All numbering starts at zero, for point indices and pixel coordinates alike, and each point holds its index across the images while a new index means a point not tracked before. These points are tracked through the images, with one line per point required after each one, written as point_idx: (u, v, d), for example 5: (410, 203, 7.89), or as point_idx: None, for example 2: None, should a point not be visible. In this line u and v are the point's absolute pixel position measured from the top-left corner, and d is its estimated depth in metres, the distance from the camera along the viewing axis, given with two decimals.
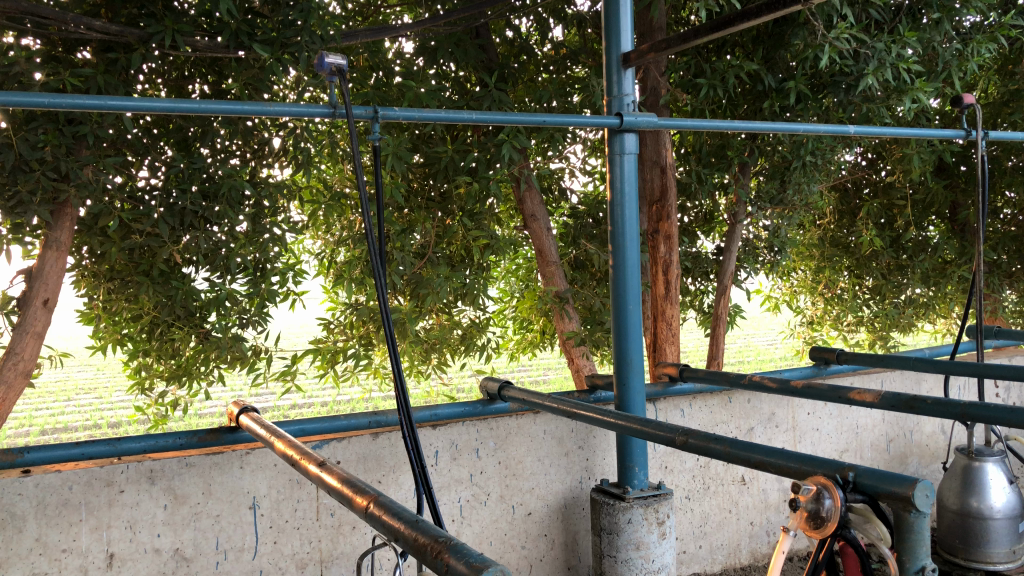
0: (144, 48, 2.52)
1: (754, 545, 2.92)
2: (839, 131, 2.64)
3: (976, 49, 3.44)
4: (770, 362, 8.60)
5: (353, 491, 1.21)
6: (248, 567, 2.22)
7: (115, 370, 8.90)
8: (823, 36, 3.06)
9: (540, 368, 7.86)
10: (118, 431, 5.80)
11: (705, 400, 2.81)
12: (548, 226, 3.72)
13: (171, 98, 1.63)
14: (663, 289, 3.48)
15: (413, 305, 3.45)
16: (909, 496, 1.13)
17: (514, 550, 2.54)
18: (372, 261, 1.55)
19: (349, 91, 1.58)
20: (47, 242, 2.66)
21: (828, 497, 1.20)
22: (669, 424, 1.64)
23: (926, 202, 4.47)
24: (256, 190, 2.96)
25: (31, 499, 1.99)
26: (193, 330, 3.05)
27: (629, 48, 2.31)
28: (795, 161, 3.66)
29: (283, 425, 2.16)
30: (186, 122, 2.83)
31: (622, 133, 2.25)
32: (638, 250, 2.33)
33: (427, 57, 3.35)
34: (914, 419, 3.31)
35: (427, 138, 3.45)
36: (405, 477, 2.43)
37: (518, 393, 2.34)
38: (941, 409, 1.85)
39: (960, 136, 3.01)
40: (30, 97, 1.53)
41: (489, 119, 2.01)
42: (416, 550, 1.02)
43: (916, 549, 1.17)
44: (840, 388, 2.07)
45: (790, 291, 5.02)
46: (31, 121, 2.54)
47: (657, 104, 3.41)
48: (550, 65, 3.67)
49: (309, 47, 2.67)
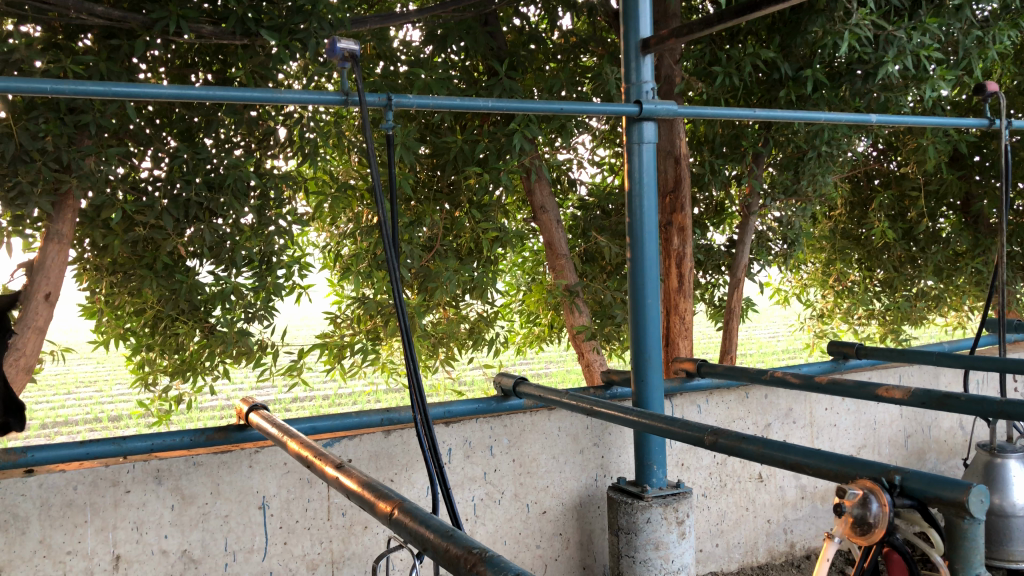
0: (148, 34, 2.46)
1: (770, 543, 2.87)
2: (861, 120, 2.57)
3: (996, 37, 3.37)
4: (773, 354, 8.56)
5: (375, 496, 1.15)
6: (257, 568, 2.16)
7: (115, 364, 8.94)
8: (844, 22, 2.98)
9: (542, 361, 7.82)
10: (118, 424, 5.77)
11: (722, 396, 2.76)
12: (557, 218, 3.65)
13: (179, 85, 1.57)
14: (677, 282, 3.43)
15: (421, 299, 3.38)
16: (963, 501, 1.07)
17: (528, 550, 2.49)
18: (387, 254, 1.49)
19: (362, 78, 1.53)
20: (48, 234, 2.59)
21: (875, 501, 1.13)
22: (697, 422, 1.56)
23: (939, 192, 4.41)
24: (262, 181, 2.88)
25: (34, 500, 1.93)
26: (197, 324, 2.99)
27: (648, 34, 2.24)
28: (811, 151, 3.60)
29: (294, 423, 2.10)
30: (189, 111, 2.76)
31: (641, 122, 2.18)
32: (657, 243, 2.27)
33: (435, 45, 3.27)
34: (932, 414, 3.26)
35: (435, 127, 3.39)
36: (418, 475, 2.37)
37: (534, 390, 2.28)
38: (975, 406, 1.79)
39: (984, 125, 2.92)
40: (32, 82, 1.46)
41: (504, 106, 1.94)
42: (448, 562, 0.95)
43: (969, 557, 1.09)
44: (868, 384, 2.00)
45: (800, 284, 4.93)
46: (32, 110, 2.47)
47: (671, 93, 3.32)
48: (558, 54, 3.57)
49: (317, 33, 2.60)
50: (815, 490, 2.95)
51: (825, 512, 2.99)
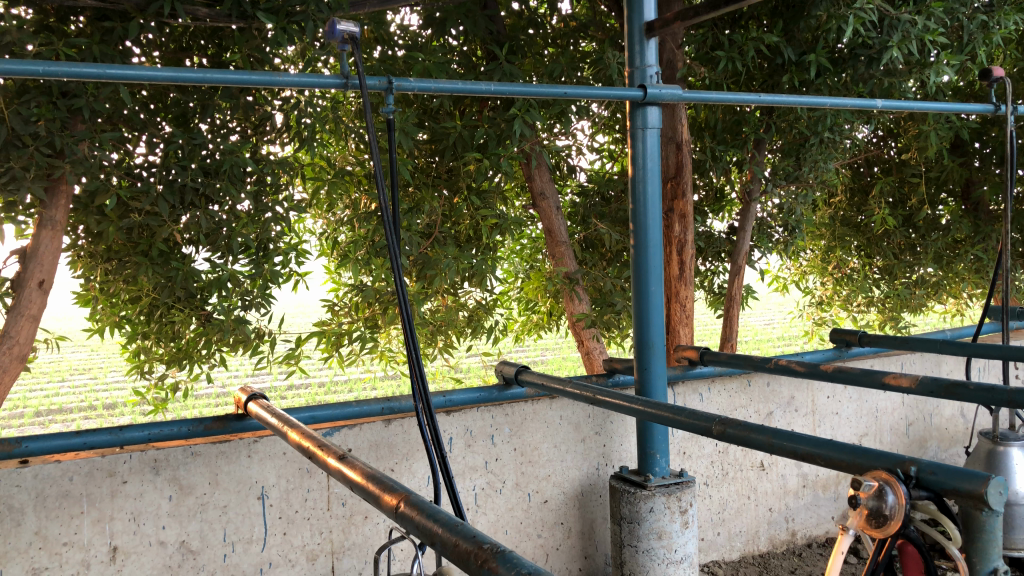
0: (141, 16, 2.41)
1: (771, 532, 2.86)
2: (865, 105, 2.53)
3: (1000, 22, 3.35)
4: (769, 342, 8.52)
5: (380, 488, 1.12)
6: (256, 559, 2.14)
7: (110, 353, 8.91)
8: (847, 7, 2.93)
9: (538, 349, 7.79)
10: (113, 412, 5.72)
11: (724, 384, 2.74)
12: (557, 205, 3.61)
13: (175, 68, 1.52)
14: (678, 270, 3.41)
15: (420, 287, 3.34)
16: (981, 493, 1.04)
17: (529, 540, 2.47)
18: (388, 241, 1.45)
19: (362, 60, 1.49)
20: (41, 220, 2.54)
21: (891, 493, 1.10)
22: (705, 411, 1.54)
23: (940, 178, 4.39)
24: (258, 166, 2.84)
25: (30, 491, 1.90)
26: (194, 312, 2.96)
27: (652, 17, 2.20)
28: (812, 137, 3.58)
29: (293, 412, 2.07)
30: (184, 96, 2.72)
31: (644, 106, 2.15)
32: (661, 230, 2.23)
33: (434, 28, 3.22)
34: (934, 401, 3.25)
35: (433, 112, 3.35)
36: (418, 465, 2.35)
37: (535, 378, 2.25)
38: (986, 395, 1.77)
39: (989, 110, 2.88)
40: (24, 64, 1.41)
41: (506, 89, 1.90)
42: (458, 558, 0.93)
43: (986, 550, 1.08)
44: (874, 372, 1.97)
45: (799, 272, 4.90)
46: (24, 95, 2.43)
47: (673, 78, 3.27)
48: (557, 39, 3.53)
49: (315, 16, 2.57)
50: (816, 478, 2.94)
51: (826, 500, 2.98)
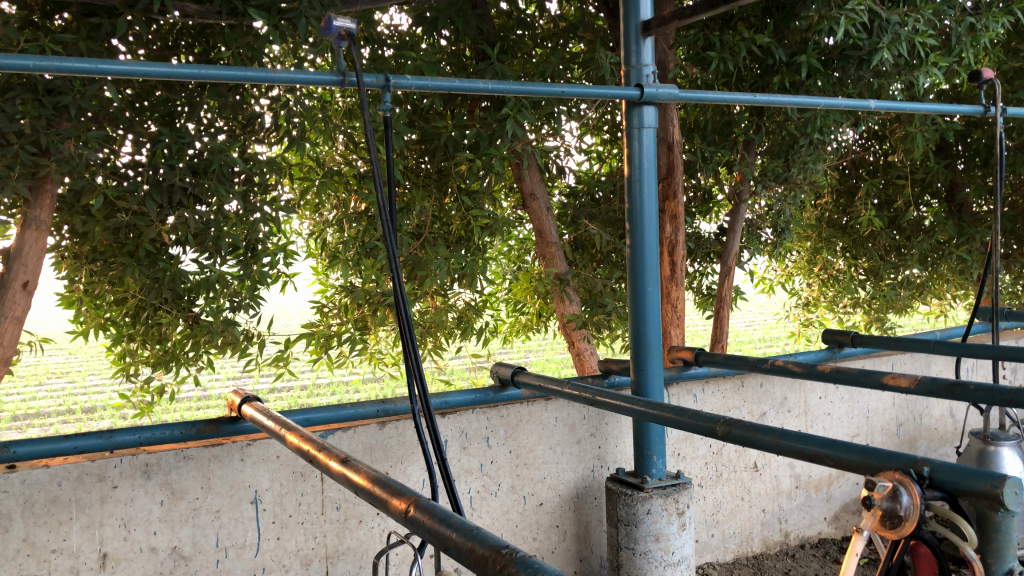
0: (128, 13, 2.36)
1: (765, 532, 2.86)
2: (857, 105, 2.55)
3: (988, 25, 3.38)
4: (752, 343, 8.55)
5: (387, 492, 1.10)
6: (249, 565, 2.10)
7: (90, 354, 8.82)
8: (838, 7, 2.96)
9: (522, 350, 7.78)
10: (92, 416, 5.62)
11: (717, 385, 2.73)
12: (547, 205, 3.60)
13: (167, 63, 1.48)
14: (669, 270, 3.41)
15: (410, 287, 3.30)
16: (997, 493, 1.03)
17: (525, 543, 2.45)
18: (386, 239, 1.42)
19: (360, 57, 1.45)
20: (25, 220, 2.48)
21: (905, 494, 1.08)
22: (708, 413, 1.52)
23: (925, 180, 4.43)
24: (247, 166, 2.80)
25: (17, 497, 1.85)
26: (182, 313, 2.91)
27: (648, 16, 2.19)
28: (803, 138, 3.64)
29: (287, 414, 2.02)
30: (172, 95, 2.70)
31: (641, 106, 2.14)
32: (657, 229, 2.23)
33: (426, 27, 3.21)
34: (923, 402, 3.27)
35: (423, 112, 3.29)
36: (413, 468, 2.32)
37: (532, 380, 2.22)
38: (985, 395, 1.76)
39: (978, 112, 2.90)
40: (14, 59, 1.38)
41: (503, 86, 1.88)
42: (474, 563, 0.90)
43: (1002, 550, 1.08)
44: (872, 372, 1.96)
45: (785, 273, 4.89)
46: (8, 90, 2.38)
47: (665, 78, 3.28)
48: (546, 40, 3.51)
49: (308, 13, 2.52)
50: (809, 478, 2.95)
51: (819, 501, 2.98)
